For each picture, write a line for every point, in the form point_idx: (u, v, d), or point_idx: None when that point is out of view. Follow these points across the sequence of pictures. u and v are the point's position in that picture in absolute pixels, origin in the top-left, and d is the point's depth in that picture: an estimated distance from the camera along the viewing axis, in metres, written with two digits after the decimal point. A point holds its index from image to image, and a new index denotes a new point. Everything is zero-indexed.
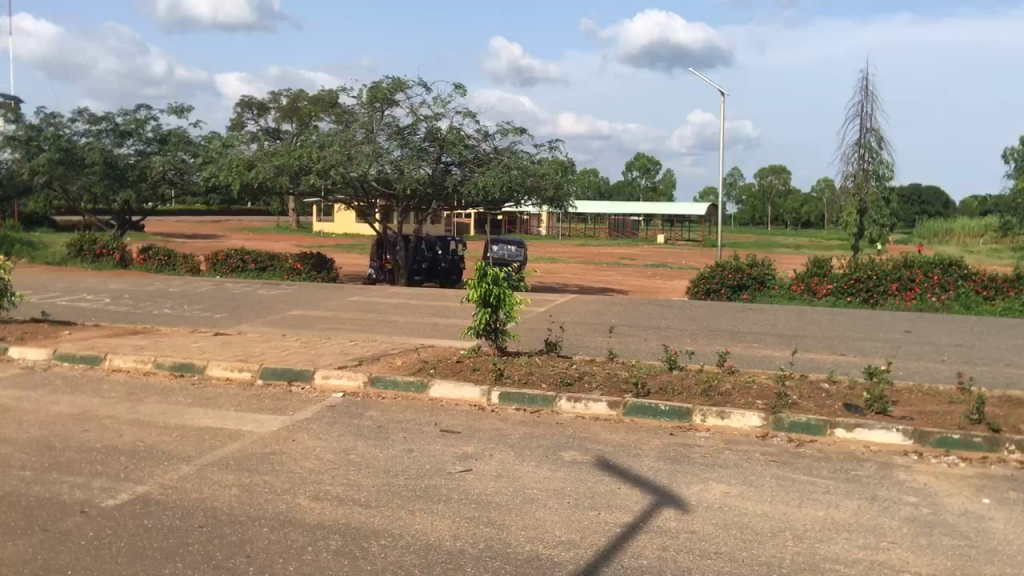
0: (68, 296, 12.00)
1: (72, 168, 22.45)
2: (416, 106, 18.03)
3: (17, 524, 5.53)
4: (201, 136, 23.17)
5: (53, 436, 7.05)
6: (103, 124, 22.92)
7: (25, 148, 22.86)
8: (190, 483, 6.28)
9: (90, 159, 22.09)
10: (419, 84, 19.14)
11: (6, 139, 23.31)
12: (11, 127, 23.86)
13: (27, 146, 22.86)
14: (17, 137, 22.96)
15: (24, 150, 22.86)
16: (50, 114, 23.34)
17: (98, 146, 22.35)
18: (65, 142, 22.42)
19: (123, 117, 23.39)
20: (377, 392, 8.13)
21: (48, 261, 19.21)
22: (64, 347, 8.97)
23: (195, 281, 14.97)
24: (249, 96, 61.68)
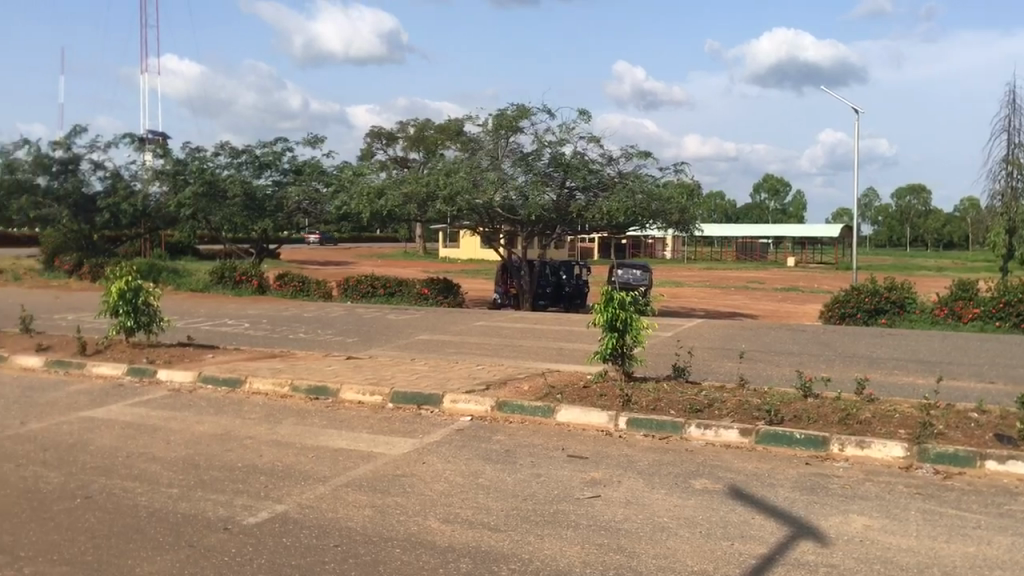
0: (211, 321, 12.56)
1: (215, 201, 23.42)
2: (541, 132, 18.16)
3: (166, 540, 5.83)
4: (335, 166, 24.15)
5: (197, 455, 7.40)
6: (244, 156, 24.10)
7: (173, 180, 24.29)
8: (326, 503, 6.47)
9: (232, 191, 23.13)
10: (544, 111, 19.26)
11: (156, 172, 24.91)
12: (159, 161, 25.42)
13: (175, 179, 24.28)
14: (165, 171, 24.47)
15: (172, 182, 24.36)
16: (195, 148, 24.66)
17: (239, 179, 23.39)
18: (210, 175, 23.45)
19: (262, 150, 24.52)
20: (505, 416, 8.18)
21: (191, 287, 20.21)
22: (208, 370, 9.40)
23: (330, 307, 15.50)
24: (379, 128, 63.86)
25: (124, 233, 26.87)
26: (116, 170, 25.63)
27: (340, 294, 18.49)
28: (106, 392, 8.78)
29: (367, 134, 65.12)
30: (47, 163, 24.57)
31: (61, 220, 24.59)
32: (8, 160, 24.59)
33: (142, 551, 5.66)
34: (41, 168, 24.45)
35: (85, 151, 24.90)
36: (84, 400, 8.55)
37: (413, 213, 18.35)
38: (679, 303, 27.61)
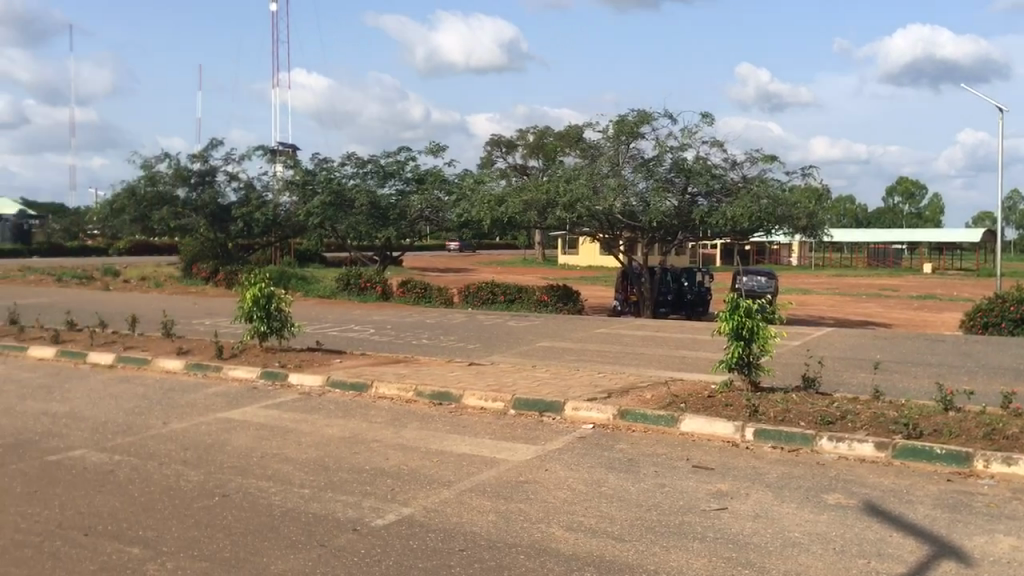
0: (338, 327, 12.94)
1: (341, 209, 24.34)
2: (662, 138, 17.99)
3: (299, 539, 6.02)
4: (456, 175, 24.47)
5: (327, 457, 7.62)
6: (369, 167, 24.86)
7: (302, 190, 25.16)
8: (451, 507, 6.55)
9: (358, 201, 23.90)
10: (665, 116, 19.09)
11: (285, 183, 25.86)
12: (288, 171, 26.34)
13: (304, 189, 25.15)
14: (295, 181, 25.36)
15: (301, 193, 25.24)
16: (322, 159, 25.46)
17: (364, 189, 24.15)
18: (337, 186, 24.42)
19: (386, 160, 25.15)
20: (628, 424, 8.11)
21: (319, 293, 20.89)
22: (336, 374, 9.66)
23: (451, 314, 15.74)
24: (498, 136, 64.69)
25: (256, 241, 27.99)
26: (249, 181, 26.77)
27: (461, 300, 18.79)
28: (241, 395, 9.15)
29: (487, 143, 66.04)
30: (186, 175, 25.90)
31: (199, 230, 25.84)
32: (151, 173, 26.06)
33: (276, 548, 5.86)
34: (180, 180, 25.95)
35: (220, 163, 26.11)
36: (220, 402, 8.94)
37: (532, 220, 18.47)
38: (805, 311, 26.77)
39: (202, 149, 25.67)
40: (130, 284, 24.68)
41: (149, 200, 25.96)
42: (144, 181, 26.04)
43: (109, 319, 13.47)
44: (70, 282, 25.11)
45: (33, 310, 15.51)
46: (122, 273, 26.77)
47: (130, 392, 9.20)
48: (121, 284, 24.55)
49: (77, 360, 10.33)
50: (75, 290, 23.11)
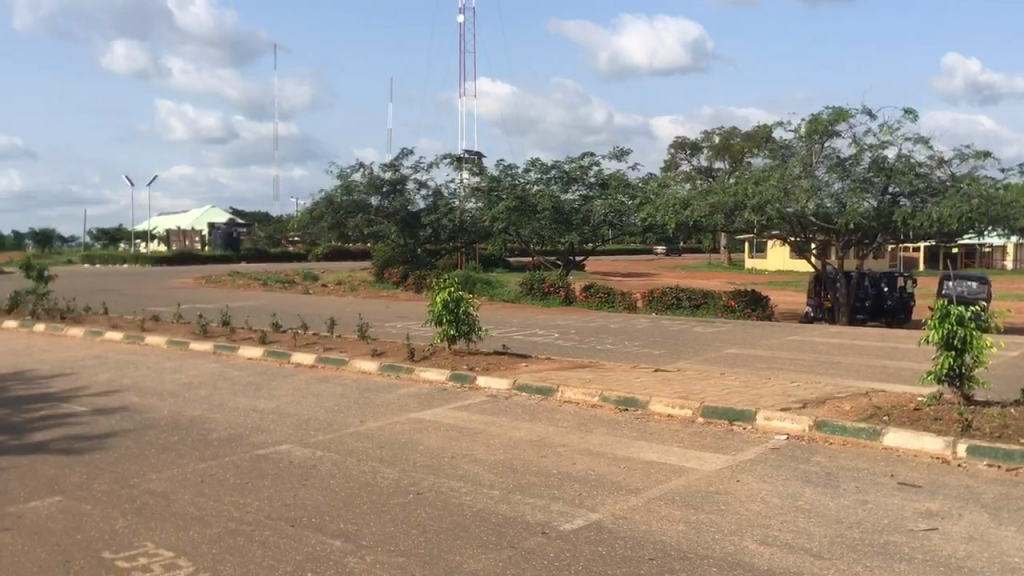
0: (523, 331, 13.13)
1: (527, 215, 24.58)
2: (860, 136, 17.17)
3: (489, 539, 6.13)
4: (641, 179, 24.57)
5: (515, 459, 7.73)
6: (553, 172, 25.21)
7: (489, 197, 25.56)
8: (640, 515, 6.48)
9: (541, 206, 24.15)
10: (863, 112, 18.20)
11: (472, 190, 26.74)
12: (475, 178, 27.23)
13: (491, 195, 25.56)
14: (482, 188, 25.96)
15: (488, 198, 25.74)
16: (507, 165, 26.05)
17: (548, 194, 24.39)
18: (521, 191, 24.66)
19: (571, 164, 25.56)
20: (824, 436, 7.76)
21: (504, 297, 21.27)
22: (523, 378, 9.79)
23: (634, 319, 15.62)
24: (683, 138, 63.88)
25: (442, 246, 28.88)
26: (437, 188, 27.70)
27: (644, 305, 18.66)
28: (432, 396, 9.44)
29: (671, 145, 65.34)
30: (379, 184, 27.09)
31: (390, 236, 26.91)
32: (346, 181, 27.45)
33: (467, 547, 5.99)
34: (373, 189, 27.23)
35: (410, 172, 27.14)
36: (413, 402, 9.25)
37: (719, 224, 18.08)
38: (1017, 318, 24.72)
39: (394, 158, 26.79)
40: (328, 287, 26.12)
41: (345, 208, 27.31)
42: (340, 190, 27.44)
43: (310, 322, 14.26)
44: (274, 286, 26.77)
45: (243, 312, 16.66)
46: (319, 277, 28.28)
47: (329, 391, 9.69)
48: (319, 288, 25.96)
49: (281, 359, 10.99)
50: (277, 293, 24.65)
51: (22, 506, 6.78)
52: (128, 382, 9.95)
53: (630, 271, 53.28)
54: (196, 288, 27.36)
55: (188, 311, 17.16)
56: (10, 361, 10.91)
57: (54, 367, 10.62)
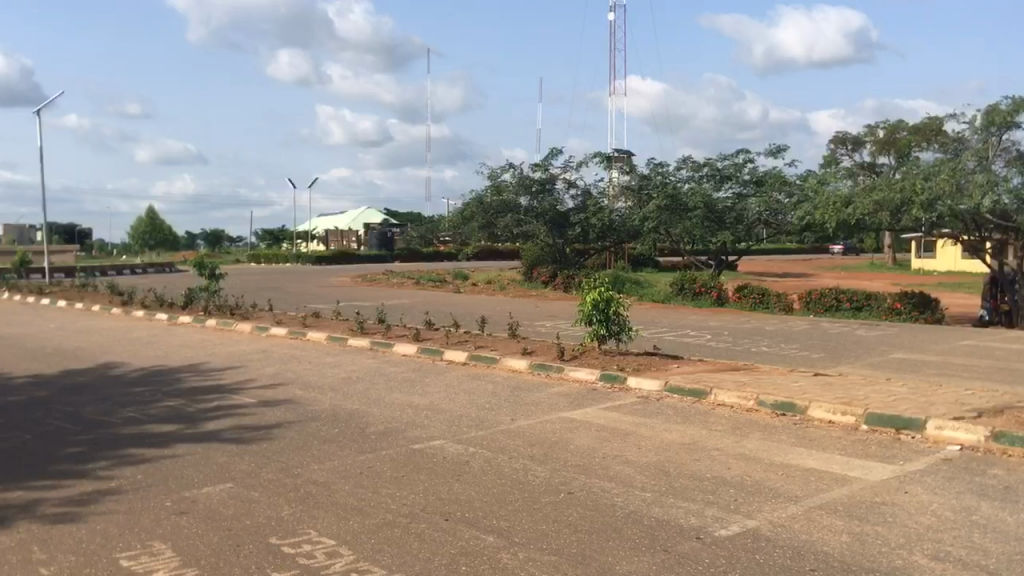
0: (675, 332, 12.94)
1: (676, 213, 24.59)
2: None
3: (642, 542, 6.05)
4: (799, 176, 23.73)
5: (667, 462, 7.61)
6: (706, 170, 24.92)
7: (638, 196, 26.04)
8: (800, 523, 6.25)
9: (693, 204, 24.12)
10: None
11: (622, 189, 26.88)
12: (625, 176, 27.28)
13: (639, 194, 26.01)
14: (631, 186, 26.28)
15: (636, 197, 26.12)
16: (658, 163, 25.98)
17: (700, 191, 24.29)
18: (672, 190, 24.67)
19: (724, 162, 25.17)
20: (1003, 448, 7.27)
21: (654, 297, 21.02)
22: (675, 379, 9.64)
23: (792, 320, 15.12)
24: (844, 133, 61.37)
25: (591, 246, 28.98)
26: (586, 188, 27.64)
27: (802, 307, 18.04)
28: (582, 396, 9.43)
29: (832, 141, 62.84)
30: (529, 184, 27.00)
31: (539, 236, 26.90)
32: (496, 182, 27.54)
33: (620, 549, 5.94)
34: (522, 189, 27.10)
35: (560, 172, 27.14)
36: (563, 402, 9.27)
37: (885, 221, 17.46)
38: None
39: (544, 158, 26.87)
40: (479, 286, 26.66)
41: (495, 208, 27.29)
42: (490, 191, 27.42)
43: (462, 320, 14.53)
44: (425, 286, 27.45)
45: (398, 310, 17.16)
46: (469, 277, 28.77)
47: (481, 388, 9.84)
48: (469, 287, 26.51)
49: (435, 356, 11.24)
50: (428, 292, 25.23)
51: (196, 490, 7.19)
52: (291, 375, 10.42)
53: (786, 271, 51.56)
54: (352, 286, 28.39)
55: (346, 309, 17.81)
56: (186, 354, 11.64)
57: (225, 360, 11.25)
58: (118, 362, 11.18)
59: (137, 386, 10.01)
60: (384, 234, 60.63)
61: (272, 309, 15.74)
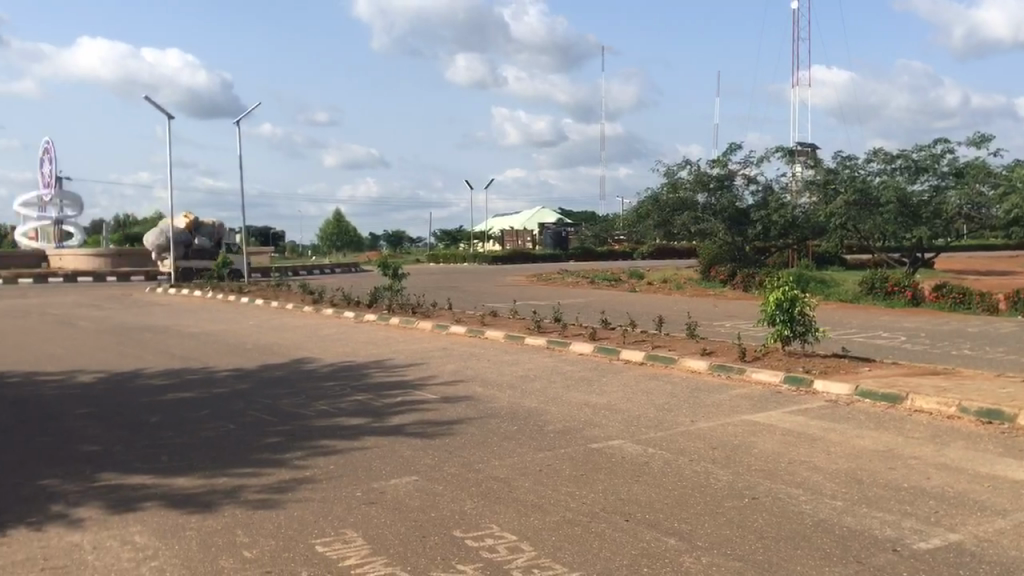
0: (866, 333, 12.32)
1: (866, 209, 23.56)
2: None
3: (833, 551, 5.78)
4: (1005, 166, 22.27)
5: (860, 470, 7.24)
6: (899, 162, 23.72)
7: (823, 190, 24.95)
8: (1010, 539, 5.79)
9: (885, 199, 22.97)
10: None
11: (806, 183, 25.90)
12: (809, 171, 26.17)
13: (824, 188, 24.91)
14: (817, 181, 25.20)
15: (820, 192, 25.05)
16: (845, 157, 24.84)
17: (893, 185, 23.07)
18: (862, 184, 23.71)
19: (920, 153, 23.83)
20: None
21: (840, 296, 20.18)
22: (866, 383, 9.16)
23: (998, 322, 14.05)
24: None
25: (771, 244, 27.89)
26: (767, 184, 26.87)
27: (1008, 307, 16.81)
28: (766, 398, 9.13)
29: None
30: (706, 180, 26.74)
31: (717, 234, 26.40)
32: (672, 180, 27.45)
33: (808, 558, 5.70)
34: (700, 186, 26.89)
35: (739, 167, 26.62)
36: (745, 404, 9.02)
37: None
38: None
39: (722, 154, 26.44)
40: (654, 285, 26.46)
41: (671, 206, 27.15)
42: (666, 189, 27.40)
43: (638, 319, 14.41)
44: (601, 284, 27.64)
45: (573, 309, 17.24)
46: (645, 276, 28.74)
47: (660, 389, 9.72)
48: (645, 286, 26.37)
49: (611, 355, 11.21)
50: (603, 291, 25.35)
51: (384, 482, 7.46)
52: (471, 373, 10.66)
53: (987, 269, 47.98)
54: (529, 285, 28.99)
55: (524, 308, 18.09)
56: (372, 350, 12.14)
57: (408, 357, 11.65)
58: (310, 358, 11.81)
59: (328, 380, 10.53)
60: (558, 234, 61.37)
61: (452, 307, 16.19)
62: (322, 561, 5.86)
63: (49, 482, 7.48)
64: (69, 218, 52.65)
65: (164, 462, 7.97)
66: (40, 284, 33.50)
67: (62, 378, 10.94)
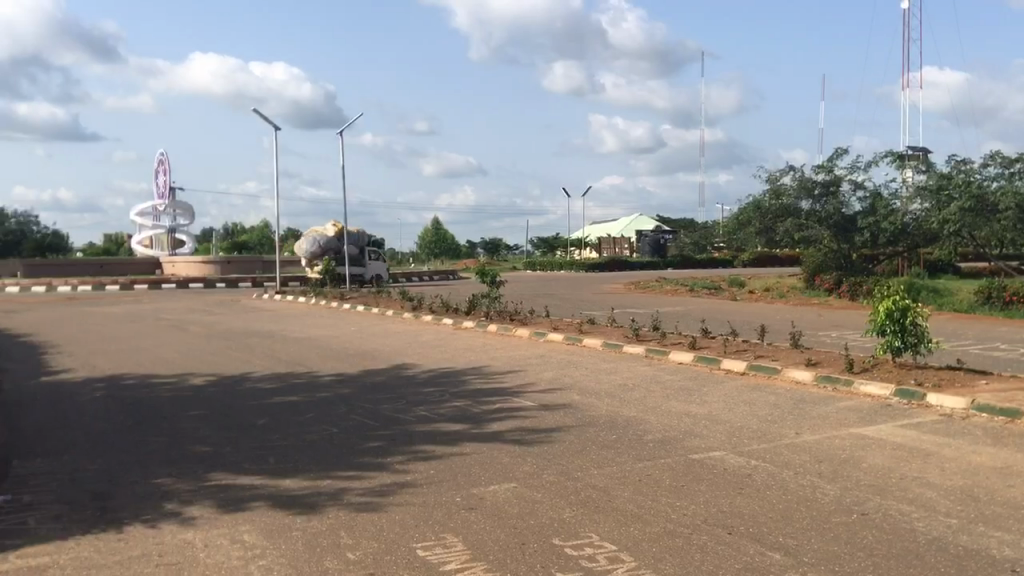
0: (982, 345, 11.80)
1: (982, 215, 22.38)
2: None
3: (949, 571, 5.54)
4: None
5: (976, 487, 6.92)
6: (1018, 165, 22.56)
7: (937, 197, 23.58)
8: None
9: (1003, 204, 21.70)
10: None
11: (917, 189, 24.55)
12: (920, 176, 25.10)
13: (938, 195, 23.55)
14: (929, 187, 23.96)
15: (935, 198, 23.72)
16: (960, 160, 23.67)
17: (1011, 190, 21.83)
18: (977, 189, 22.49)
19: None
20: None
21: (953, 306, 19.45)
22: (983, 397, 8.76)
23: None
24: None
25: (880, 251, 27.06)
26: (875, 189, 26.08)
27: None
28: (874, 412, 8.85)
29: None
30: (811, 186, 26.14)
31: (822, 241, 25.91)
32: (776, 186, 26.93)
33: None
34: (804, 192, 26.30)
35: (846, 172, 25.90)
36: (853, 417, 8.75)
37: None
38: None
39: (828, 159, 25.78)
40: (755, 294, 25.97)
41: (774, 213, 26.80)
42: (769, 196, 27.02)
43: (740, 329, 14.13)
44: (701, 292, 27.31)
45: (673, 318, 17.05)
46: (746, 283, 28.29)
47: (763, 400, 9.51)
48: (746, 295, 25.92)
49: (712, 365, 11.02)
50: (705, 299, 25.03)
51: (483, 488, 7.50)
52: (569, 381, 10.64)
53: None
54: (627, 293, 28.88)
55: (622, 316, 17.97)
56: (470, 357, 12.24)
57: (506, 364, 11.70)
58: (410, 364, 11.98)
59: (427, 386, 10.66)
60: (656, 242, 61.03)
61: (550, 315, 16.21)
62: (423, 564, 5.92)
63: (163, 481, 7.79)
64: (181, 228, 54.83)
65: (271, 464, 8.20)
66: (156, 290, 35.08)
67: (175, 381, 11.39)
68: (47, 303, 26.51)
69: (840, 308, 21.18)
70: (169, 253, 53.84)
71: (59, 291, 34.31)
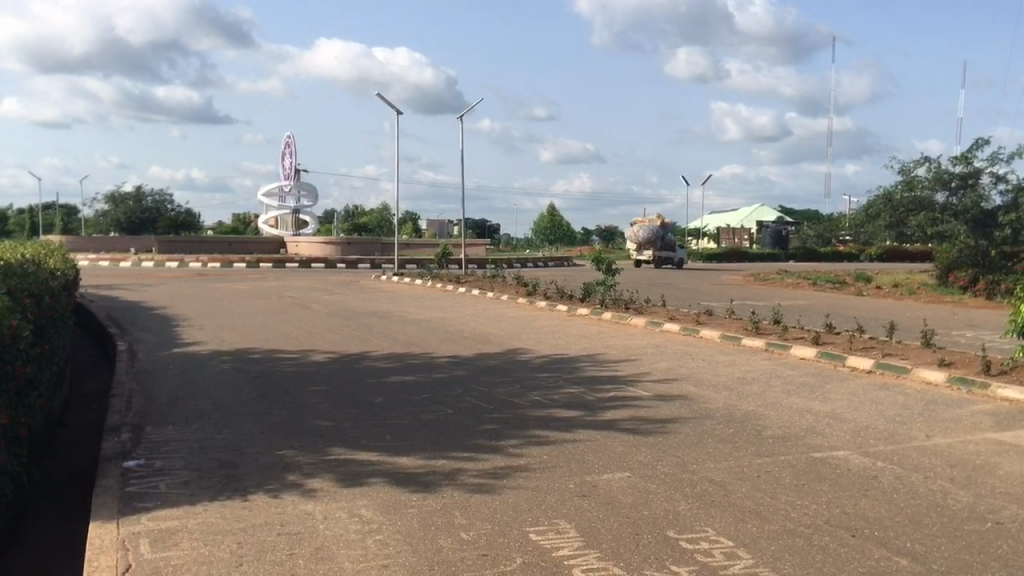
0: None
1: None
2: None
3: None
4: None
5: None
6: None
7: None
8: None
9: None
10: None
11: None
12: None
13: None
14: None
15: None
16: None
17: None
18: None
19: None
20: None
21: None
22: None
23: None
24: None
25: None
26: (1019, 183, 24.70)
27: None
28: (1012, 416, 8.41)
29: None
30: (947, 178, 25.27)
31: (959, 236, 24.35)
32: (909, 177, 26.14)
33: None
34: (939, 184, 25.53)
35: (986, 165, 24.69)
36: (989, 422, 8.34)
37: None
38: None
39: (966, 151, 24.59)
40: (884, 289, 25.16)
41: (906, 205, 26.20)
42: (901, 187, 26.34)
43: (867, 325, 13.71)
44: (825, 286, 26.63)
45: (794, 311, 16.62)
46: (873, 279, 27.29)
47: (890, 399, 9.17)
48: (873, 290, 25.17)
49: (835, 361, 10.70)
50: (833, 293, 24.32)
51: (597, 476, 7.45)
52: (686, 371, 10.49)
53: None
54: (747, 284, 28.33)
55: (742, 308, 17.72)
56: (584, 344, 12.23)
57: (620, 352, 11.65)
58: (524, 348, 12.05)
59: (543, 372, 10.69)
60: (778, 233, 59.93)
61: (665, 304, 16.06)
62: (536, 549, 5.92)
63: (285, 453, 8.04)
64: (306, 209, 56.91)
65: (388, 442, 8.35)
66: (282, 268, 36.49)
67: (298, 356, 11.78)
68: (178, 279, 27.74)
69: (975, 307, 20.11)
70: (297, 234, 55.93)
71: (194, 267, 36.04)
